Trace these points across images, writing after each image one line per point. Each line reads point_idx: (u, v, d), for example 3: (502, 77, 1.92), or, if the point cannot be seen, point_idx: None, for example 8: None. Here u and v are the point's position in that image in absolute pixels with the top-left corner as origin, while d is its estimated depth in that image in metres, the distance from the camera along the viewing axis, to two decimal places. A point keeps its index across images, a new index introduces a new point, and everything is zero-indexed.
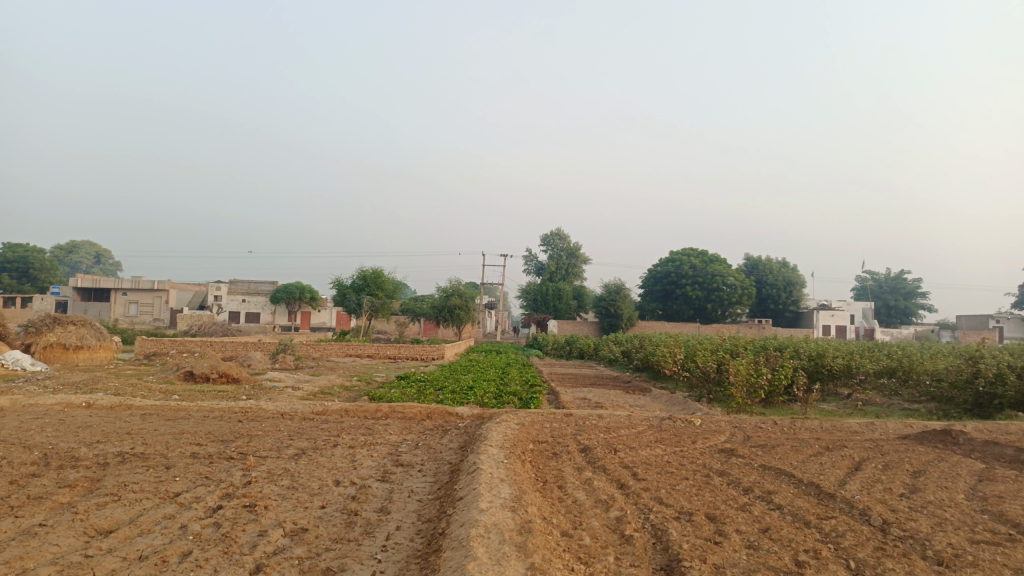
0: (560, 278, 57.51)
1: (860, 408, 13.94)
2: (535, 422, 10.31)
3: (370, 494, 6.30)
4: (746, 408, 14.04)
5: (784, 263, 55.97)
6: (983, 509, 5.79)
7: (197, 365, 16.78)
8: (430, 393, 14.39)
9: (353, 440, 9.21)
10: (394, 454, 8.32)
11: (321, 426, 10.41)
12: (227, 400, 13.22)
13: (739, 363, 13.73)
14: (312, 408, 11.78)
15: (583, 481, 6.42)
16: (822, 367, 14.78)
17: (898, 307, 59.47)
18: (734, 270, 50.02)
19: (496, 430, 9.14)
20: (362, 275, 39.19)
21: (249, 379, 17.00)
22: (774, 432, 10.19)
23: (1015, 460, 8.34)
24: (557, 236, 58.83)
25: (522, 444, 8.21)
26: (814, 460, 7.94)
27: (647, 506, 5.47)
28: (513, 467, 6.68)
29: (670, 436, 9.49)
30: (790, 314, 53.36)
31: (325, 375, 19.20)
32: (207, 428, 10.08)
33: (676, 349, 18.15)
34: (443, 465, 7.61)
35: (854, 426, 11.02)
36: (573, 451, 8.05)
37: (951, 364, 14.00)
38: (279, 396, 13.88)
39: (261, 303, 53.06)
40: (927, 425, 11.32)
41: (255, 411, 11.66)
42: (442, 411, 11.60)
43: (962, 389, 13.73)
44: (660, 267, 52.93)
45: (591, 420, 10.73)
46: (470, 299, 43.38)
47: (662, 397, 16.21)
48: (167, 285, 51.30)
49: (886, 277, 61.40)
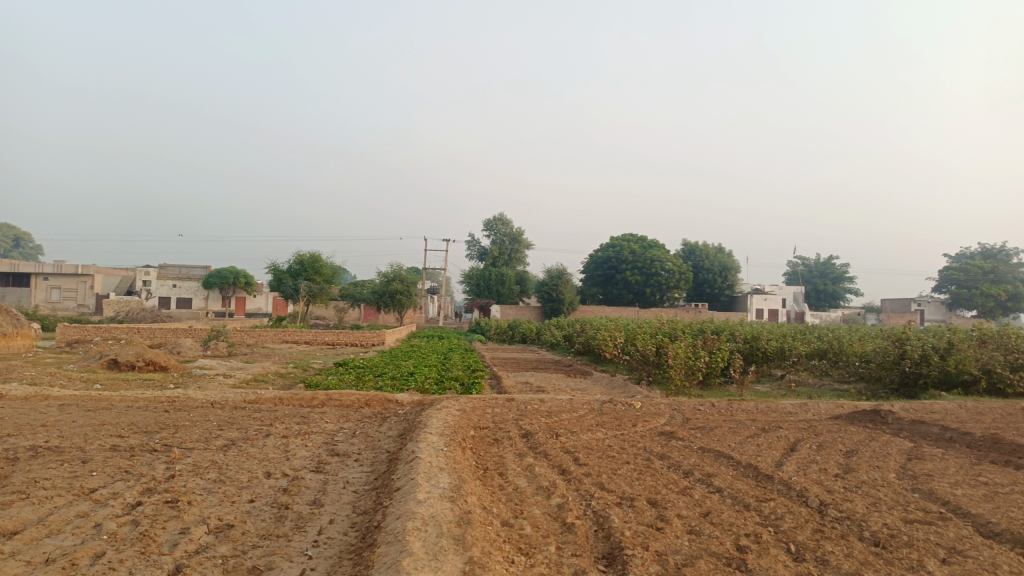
0: (503, 263, 57.42)
1: (793, 389, 14.30)
2: (477, 408, 10.16)
3: (303, 486, 6.03)
4: (684, 390, 14.22)
5: (720, 248, 57.25)
6: (914, 488, 5.94)
7: (122, 353, 16.00)
8: (369, 380, 14.07)
9: (286, 429, 8.87)
10: (329, 444, 8.05)
11: (253, 415, 10.02)
12: (153, 389, 12.61)
13: (679, 346, 13.87)
14: (244, 397, 11.33)
15: (524, 468, 6.30)
16: (757, 350, 15.08)
17: (827, 291, 61.66)
18: (672, 255, 50.93)
19: (436, 416, 8.96)
20: (299, 260, 38.20)
21: (178, 367, 16.30)
22: (712, 414, 10.30)
23: (941, 438, 8.63)
24: (500, 221, 58.71)
25: (462, 431, 8.05)
26: (752, 441, 8.03)
27: (589, 492, 5.39)
28: (452, 454, 6.51)
29: (611, 419, 9.48)
30: (725, 298, 54.65)
31: (259, 362, 18.60)
32: (130, 418, 9.55)
33: (617, 332, 18.27)
34: (381, 454, 7.38)
35: (789, 407, 11.27)
36: (514, 437, 7.93)
37: (879, 346, 14.49)
38: (209, 385, 13.32)
39: (193, 288, 51.22)
40: (857, 405, 11.64)
41: (183, 400, 11.13)
42: (380, 397, 11.33)
43: (889, 370, 14.22)
44: (600, 252, 53.42)
45: (532, 405, 10.63)
46: (411, 284, 42.83)
47: (602, 381, 16.27)
48: (92, 270, 49.03)
49: (816, 262, 63.52)
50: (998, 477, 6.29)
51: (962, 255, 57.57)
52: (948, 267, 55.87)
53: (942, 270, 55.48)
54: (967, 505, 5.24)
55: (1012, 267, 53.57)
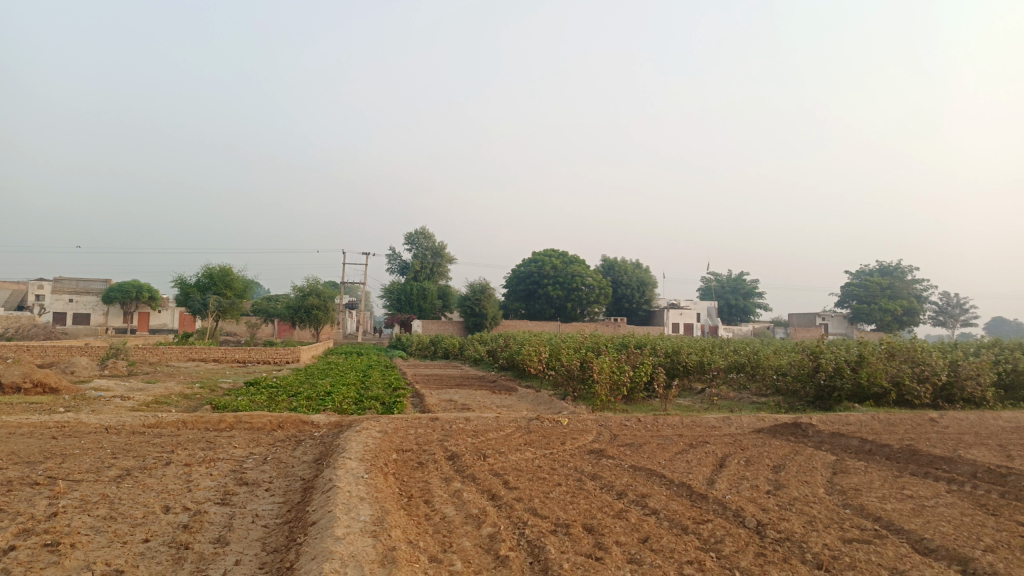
0: (424, 278, 56.71)
1: (714, 402, 14.45)
2: (399, 429, 9.69)
3: (206, 522, 5.46)
4: (609, 406, 14.13)
5: (638, 264, 58.42)
6: (844, 504, 5.94)
7: (6, 373, 14.61)
8: (282, 400, 13.33)
9: (189, 457, 8.17)
10: (238, 472, 7.43)
11: (153, 440, 9.22)
12: (40, 413, 11.49)
13: (603, 361, 13.77)
14: (144, 420, 10.46)
15: (451, 494, 5.92)
16: (678, 364, 15.20)
17: (738, 305, 63.94)
18: (593, 271, 51.58)
19: (356, 439, 8.44)
20: (208, 273, 36.46)
21: (71, 388, 15.02)
22: (639, 430, 10.19)
23: (860, 451, 8.80)
24: (421, 235, 58.04)
25: (384, 454, 7.59)
26: (681, 458, 7.92)
27: (521, 519, 5.07)
28: (374, 481, 6.07)
29: (539, 438, 9.21)
30: (643, 312, 55.78)
31: (162, 382, 17.44)
32: (10, 447, 8.58)
33: (541, 347, 18.09)
34: (295, 482, 6.84)
35: (712, 421, 11.32)
36: (439, 459, 7.54)
37: (794, 359, 14.87)
38: (105, 408, 12.27)
39: (91, 303, 48.13)
40: (778, 418, 11.85)
41: (74, 426, 10.16)
42: (295, 419, 10.70)
43: (804, 383, 14.60)
44: (522, 267, 53.51)
45: (457, 424, 10.25)
46: (329, 299, 41.62)
47: (527, 397, 16.03)
48: None
49: (728, 279, 65.81)
50: (922, 490, 6.37)
51: (862, 271, 60.90)
52: (849, 283, 58.90)
53: (844, 286, 58.53)
54: (899, 521, 5.23)
55: (907, 284, 56.90)
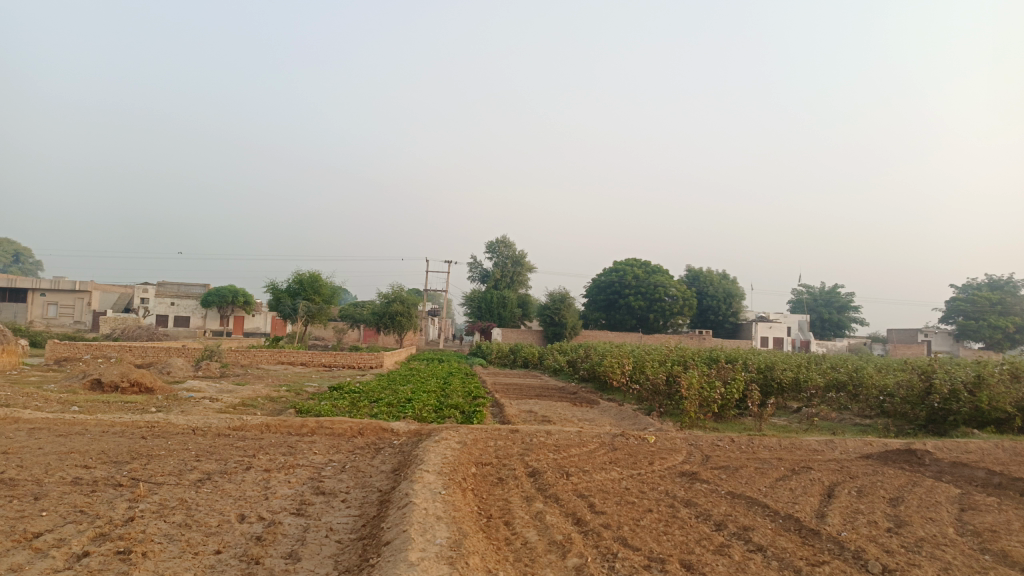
0: (505, 286, 56.74)
1: (814, 423, 13.48)
2: (478, 440, 9.36)
3: (280, 534, 5.25)
4: (698, 423, 13.41)
5: (724, 275, 56.57)
6: (981, 547, 5.17)
7: (106, 373, 15.24)
8: (364, 406, 13.28)
9: (269, 463, 8.09)
10: (316, 480, 7.26)
11: (236, 444, 9.25)
12: (133, 412, 11.80)
13: (693, 376, 13.05)
14: (229, 423, 10.56)
15: (533, 516, 5.51)
16: (772, 380, 14.31)
17: (832, 319, 60.86)
18: (676, 282, 50.28)
19: (434, 450, 8.15)
20: (298, 280, 37.55)
21: (165, 389, 15.51)
22: (733, 451, 9.51)
23: (988, 484, 7.84)
24: (502, 243, 58.21)
25: (463, 467, 7.27)
26: (784, 485, 7.25)
27: (610, 550, 4.61)
28: (452, 498, 5.73)
29: (625, 456, 8.70)
30: (729, 325, 53.85)
31: (250, 384, 17.84)
32: (101, 446, 8.75)
33: (624, 359, 17.49)
34: (371, 495, 6.58)
35: (813, 444, 10.45)
36: (519, 475, 7.15)
37: (902, 379, 13.72)
38: (194, 409, 12.51)
39: (191, 306, 50.53)
40: (887, 443, 10.88)
41: (163, 426, 10.34)
42: (375, 426, 10.56)
43: (915, 405, 13.46)
44: (603, 277, 52.74)
45: (538, 437, 9.85)
46: (412, 306, 42.10)
47: (610, 411, 15.47)
48: (91, 286, 48.44)
49: (820, 291, 62.89)
50: None
51: (969, 285, 56.99)
52: (955, 297, 55.06)
53: (948, 301, 54.93)
54: None
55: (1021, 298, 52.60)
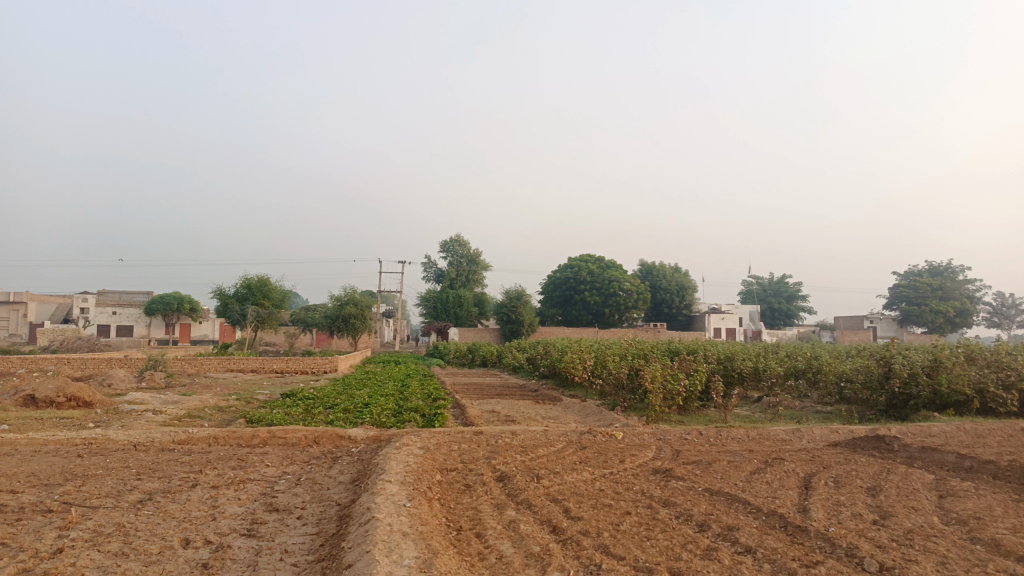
0: (460, 285, 56.23)
1: (777, 412, 13.43)
2: (441, 445, 8.93)
3: (228, 560, 4.77)
4: (663, 417, 13.22)
5: (677, 268, 57.07)
6: (969, 537, 5.00)
7: (40, 388, 14.29)
8: (319, 412, 12.71)
9: (217, 478, 7.52)
10: (268, 496, 6.74)
11: (181, 459, 8.65)
12: (68, 429, 11.01)
13: (656, 369, 12.85)
14: (174, 436, 9.90)
15: (506, 526, 5.13)
16: (732, 370, 14.24)
17: (782, 309, 62.08)
18: (630, 276, 50.53)
19: (395, 458, 7.69)
20: (247, 284, 36.43)
21: (105, 402, 14.65)
22: (702, 445, 9.31)
23: (960, 468, 7.78)
24: (456, 242, 57.67)
25: (427, 475, 6.84)
26: (760, 479, 7.04)
27: (594, 561, 4.27)
28: (418, 510, 5.32)
29: (594, 455, 8.38)
30: (683, 318, 54.43)
31: (198, 394, 17.03)
32: (31, 467, 8.05)
33: (585, 354, 17.26)
34: (330, 509, 6.12)
35: (781, 434, 10.33)
36: (488, 481, 6.77)
37: (862, 365, 13.77)
38: (135, 422, 11.75)
39: (135, 315, 48.66)
40: (853, 429, 10.85)
41: (101, 442, 9.63)
42: (331, 434, 10.05)
43: (875, 391, 13.54)
44: (558, 273, 52.66)
45: (503, 439, 9.48)
46: (366, 308, 41.28)
47: (573, 408, 15.20)
48: (26, 296, 46.19)
49: (770, 282, 64.02)
50: None
51: (910, 272, 58.75)
52: (897, 284, 56.78)
53: (892, 288, 56.54)
54: None
55: (959, 284, 54.51)
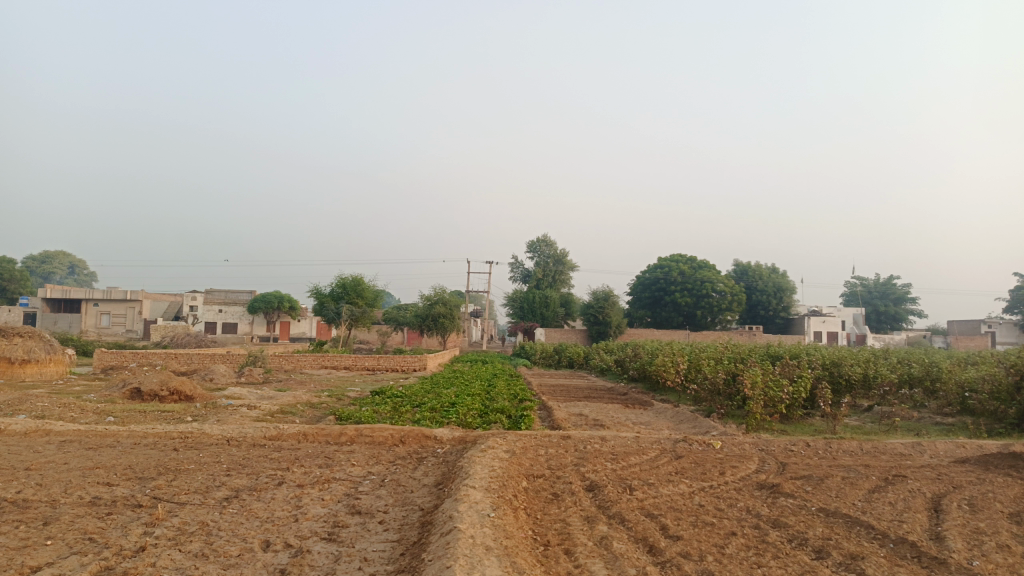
0: (547, 285, 55.96)
1: (892, 423, 12.34)
2: (527, 448, 8.58)
3: (306, 566, 4.57)
4: (763, 425, 12.40)
5: (773, 269, 54.69)
6: None
7: (146, 382, 14.92)
8: (406, 411, 12.66)
9: (303, 477, 7.45)
10: (351, 497, 6.58)
11: (270, 455, 8.68)
12: (167, 422, 11.35)
13: (756, 374, 12.08)
14: (265, 432, 10.01)
15: (596, 543, 4.72)
16: (839, 377, 13.24)
17: (888, 312, 58.42)
18: (723, 277, 48.75)
19: (480, 461, 7.39)
20: (341, 284, 37.37)
21: (205, 396, 15.17)
22: (810, 458, 8.56)
23: None
24: (543, 242, 57.43)
25: (512, 481, 6.51)
26: (880, 499, 6.32)
27: None
28: (502, 521, 4.98)
29: (692, 465, 7.82)
30: (780, 320, 52.13)
31: (292, 390, 17.41)
32: (129, 460, 8.25)
33: (678, 357, 16.56)
34: (412, 515, 5.88)
35: (899, 448, 9.39)
36: (577, 490, 6.37)
37: (989, 375, 12.47)
38: (230, 417, 12.01)
39: (238, 313, 50.98)
40: (982, 445, 9.77)
41: (196, 437, 9.84)
42: (417, 433, 9.89)
43: (1005, 402, 12.22)
44: (648, 273, 51.46)
45: (593, 444, 9.05)
46: (455, 307, 41.57)
47: (666, 414, 14.55)
48: (141, 295, 49.19)
49: (875, 283, 60.44)
50: None
51: None
52: (1020, 286, 52.39)
53: (1014, 290, 52.22)
54: None
55: None
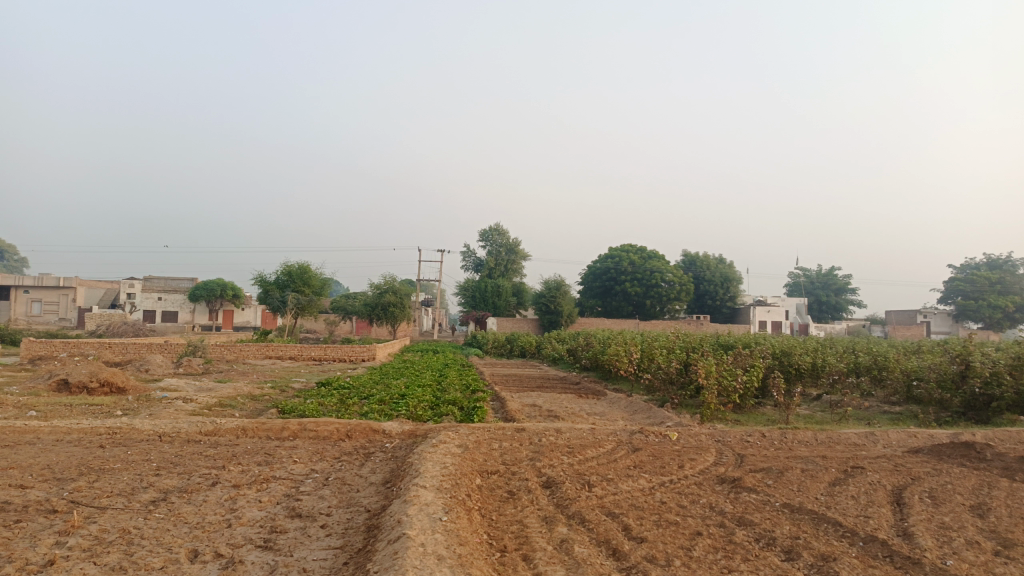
0: (498, 275, 55.62)
1: (842, 413, 12.39)
2: (481, 442, 8.23)
3: None
4: (717, 415, 12.30)
5: (720, 260, 55.47)
6: None
7: (74, 373, 14.03)
8: (353, 403, 12.17)
9: (240, 476, 6.94)
10: (292, 498, 6.12)
11: (205, 453, 8.12)
12: (95, 416, 10.61)
13: (710, 365, 11.95)
14: (201, 427, 9.41)
15: (556, 547, 4.39)
16: (790, 366, 13.25)
17: (830, 302, 59.99)
18: (673, 267, 49.20)
19: (430, 457, 6.99)
20: (287, 271, 36.30)
21: (138, 388, 14.35)
22: (768, 450, 8.43)
23: None
24: (495, 231, 56.96)
25: (465, 480, 6.15)
26: (843, 492, 6.18)
27: None
28: (455, 525, 4.61)
29: (650, 459, 7.58)
30: (727, 310, 52.92)
31: (233, 381, 16.67)
32: (48, 459, 7.58)
33: (631, 347, 16.42)
34: (357, 517, 5.47)
35: (854, 438, 9.35)
36: (533, 488, 6.05)
37: (936, 364, 12.60)
38: (163, 411, 11.29)
39: (179, 301, 49.20)
40: (934, 434, 9.80)
41: (125, 433, 9.17)
42: (364, 427, 9.44)
43: (951, 391, 12.37)
44: (598, 263, 51.55)
45: (548, 437, 8.75)
46: (405, 296, 40.88)
47: (619, 404, 14.39)
48: (75, 282, 47.00)
49: (817, 274, 61.95)
50: None
51: (967, 265, 56.14)
52: (953, 278, 54.31)
53: (948, 281, 54.10)
54: None
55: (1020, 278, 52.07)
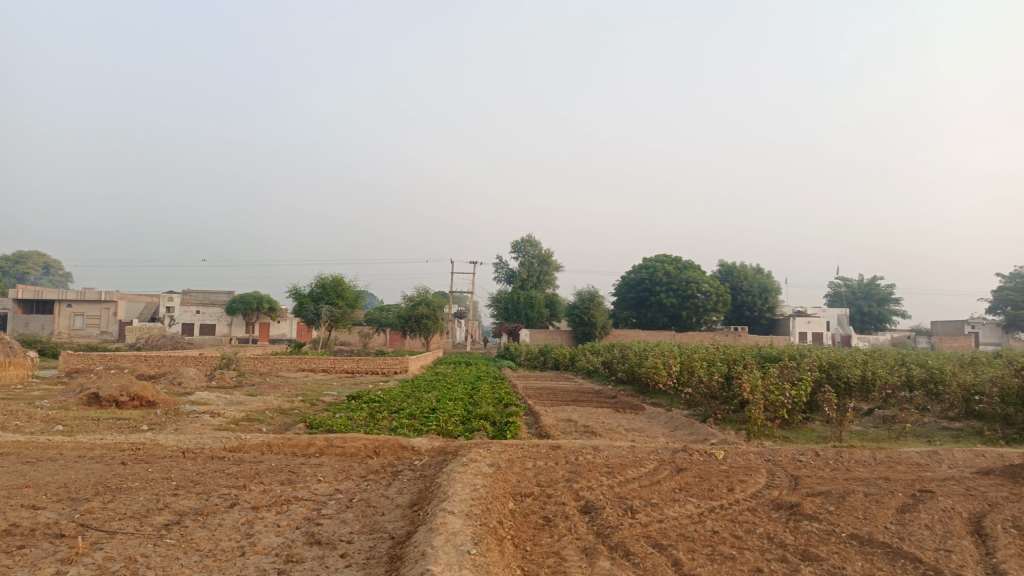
0: (531, 286, 55.18)
1: (897, 429, 11.63)
2: (513, 461, 7.77)
3: None
4: (764, 431, 11.64)
5: (758, 269, 54.29)
6: None
7: (104, 387, 13.92)
8: (383, 418, 11.81)
9: (259, 496, 6.57)
10: (312, 522, 5.73)
11: (227, 470, 7.79)
12: (121, 431, 10.40)
13: (755, 378, 11.32)
14: (225, 443, 9.12)
15: None
16: (839, 379, 12.53)
17: (872, 312, 58.21)
18: (709, 277, 48.26)
19: (461, 478, 6.55)
20: (321, 283, 36.36)
21: (168, 402, 14.19)
22: (823, 470, 7.80)
23: None
24: (528, 242, 56.55)
25: (497, 504, 5.68)
26: (917, 520, 5.56)
27: None
28: (485, 559, 4.14)
29: (696, 481, 7.03)
30: (765, 321, 51.68)
31: (264, 395, 16.48)
32: (67, 477, 7.32)
33: (669, 359, 15.79)
34: (381, 546, 5.05)
35: (916, 458, 8.65)
36: (571, 514, 5.55)
37: (999, 379, 11.76)
38: (189, 426, 11.05)
39: (216, 314, 49.68)
40: (1003, 453, 9.07)
41: (148, 449, 8.90)
42: (393, 444, 9.05)
43: (1016, 406, 11.54)
44: (632, 274, 50.83)
45: (584, 455, 8.25)
46: (438, 308, 40.64)
47: (659, 419, 13.79)
48: (117, 296, 47.77)
49: (858, 284, 60.33)
50: None
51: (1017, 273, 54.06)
52: (1003, 286, 52.34)
53: (997, 290, 52.15)
54: None
55: None
